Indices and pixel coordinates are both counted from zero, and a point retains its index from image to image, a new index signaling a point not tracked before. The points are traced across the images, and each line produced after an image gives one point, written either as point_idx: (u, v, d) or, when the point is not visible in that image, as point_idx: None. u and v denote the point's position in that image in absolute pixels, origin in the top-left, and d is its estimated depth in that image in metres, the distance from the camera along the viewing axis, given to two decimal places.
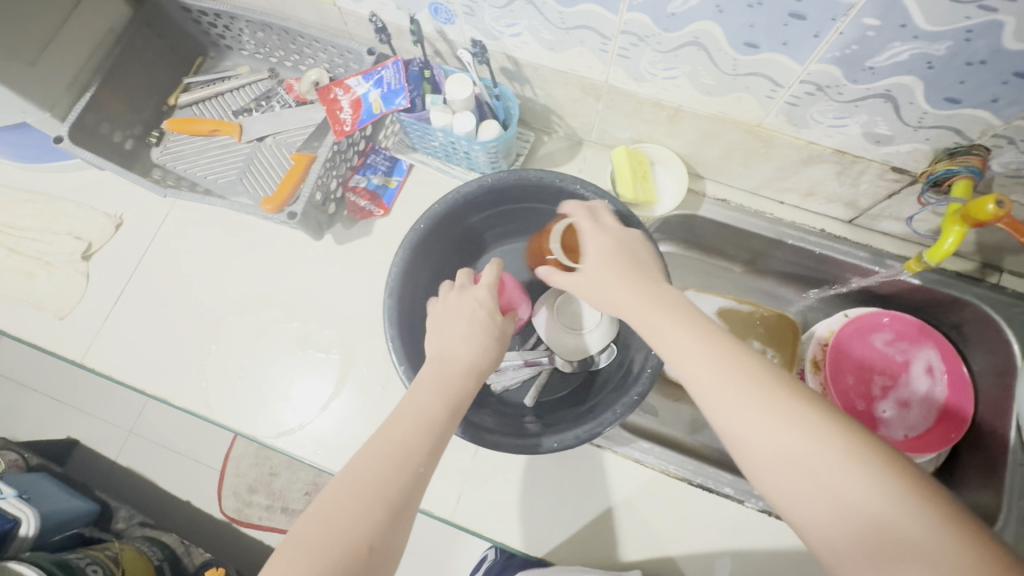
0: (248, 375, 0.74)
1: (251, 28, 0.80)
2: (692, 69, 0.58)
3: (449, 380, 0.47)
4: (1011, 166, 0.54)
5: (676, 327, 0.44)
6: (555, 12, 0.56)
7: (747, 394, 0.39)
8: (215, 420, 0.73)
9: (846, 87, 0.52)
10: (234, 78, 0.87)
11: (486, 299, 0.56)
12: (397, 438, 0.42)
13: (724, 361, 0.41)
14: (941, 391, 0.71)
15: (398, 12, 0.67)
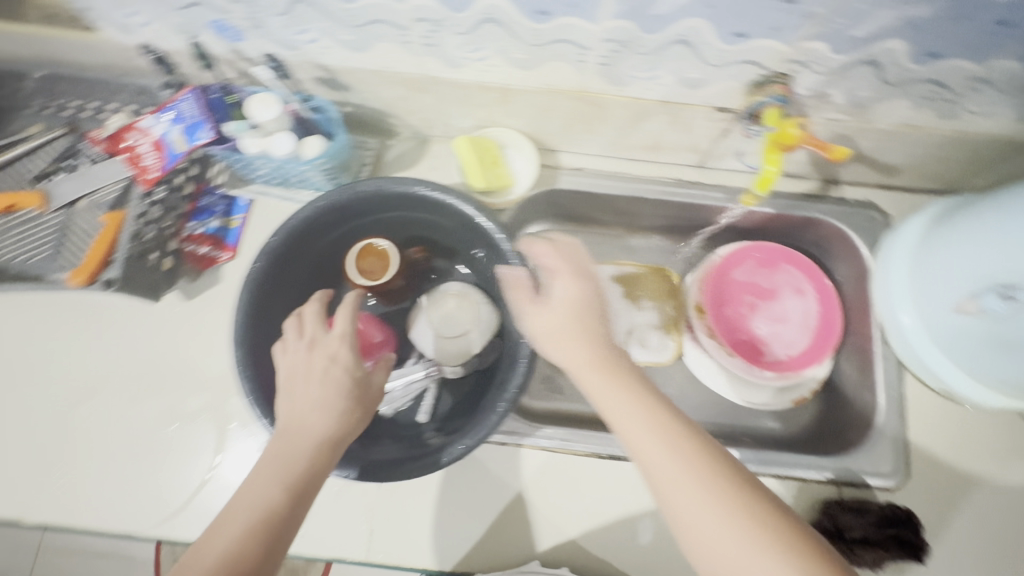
0: (111, 470, 0.65)
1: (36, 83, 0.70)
2: (497, 46, 0.57)
3: (294, 460, 0.47)
4: (809, 86, 0.57)
5: (608, 368, 0.48)
6: (343, 12, 0.54)
7: (657, 431, 0.44)
8: (81, 526, 0.64)
9: (644, 38, 0.53)
10: (25, 141, 0.70)
11: (341, 353, 0.53)
12: (247, 520, 0.43)
13: (640, 396, 0.46)
14: (812, 306, 0.73)
15: (185, 37, 0.61)
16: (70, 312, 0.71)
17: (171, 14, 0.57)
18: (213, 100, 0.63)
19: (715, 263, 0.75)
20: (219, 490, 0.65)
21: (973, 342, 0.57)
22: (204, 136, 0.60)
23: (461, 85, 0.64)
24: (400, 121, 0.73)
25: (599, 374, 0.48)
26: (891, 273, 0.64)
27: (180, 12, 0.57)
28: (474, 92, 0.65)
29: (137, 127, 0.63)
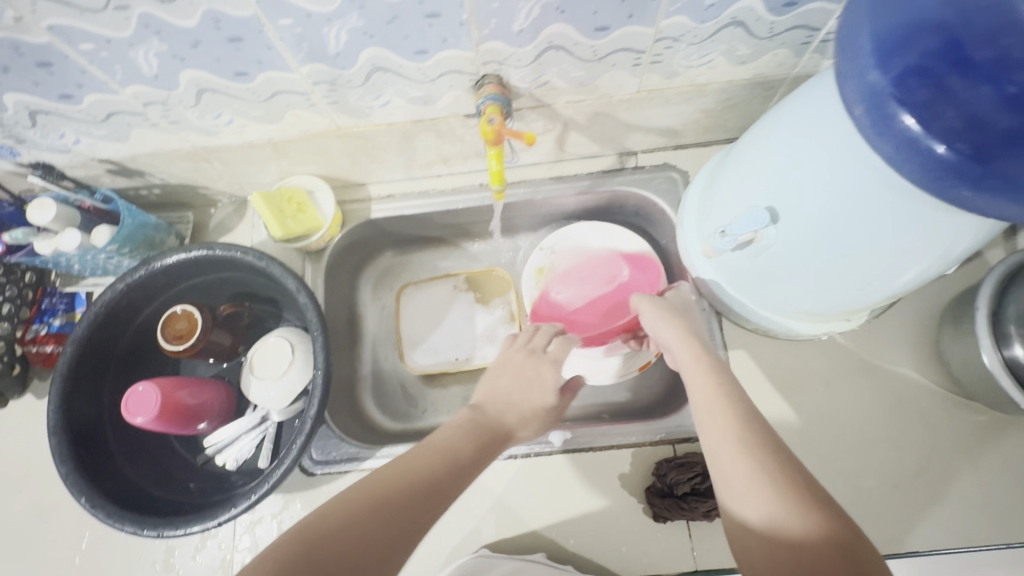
0: (109, 559, 0.68)
1: None
2: (394, 90, 0.59)
3: (450, 450, 0.50)
4: (691, 58, 0.59)
5: (702, 367, 0.54)
6: (245, 92, 0.57)
7: (734, 418, 0.47)
8: None
9: (519, 53, 0.55)
10: None
11: (549, 375, 0.62)
12: (372, 494, 0.44)
13: (723, 390, 0.50)
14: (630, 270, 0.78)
15: (111, 147, 0.65)
16: (46, 418, 0.74)
17: (94, 128, 0.61)
18: (4, 214, 0.66)
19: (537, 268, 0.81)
20: (211, 561, 0.67)
21: (748, 278, 0.62)
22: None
23: (375, 131, 0.67)
24: (331, 174, 0.77)
25: (695, 370, 0.54)
26: (684, 230, 0.72)
27: (101, 124, 0.60)
28: (387, 134, 0.68)
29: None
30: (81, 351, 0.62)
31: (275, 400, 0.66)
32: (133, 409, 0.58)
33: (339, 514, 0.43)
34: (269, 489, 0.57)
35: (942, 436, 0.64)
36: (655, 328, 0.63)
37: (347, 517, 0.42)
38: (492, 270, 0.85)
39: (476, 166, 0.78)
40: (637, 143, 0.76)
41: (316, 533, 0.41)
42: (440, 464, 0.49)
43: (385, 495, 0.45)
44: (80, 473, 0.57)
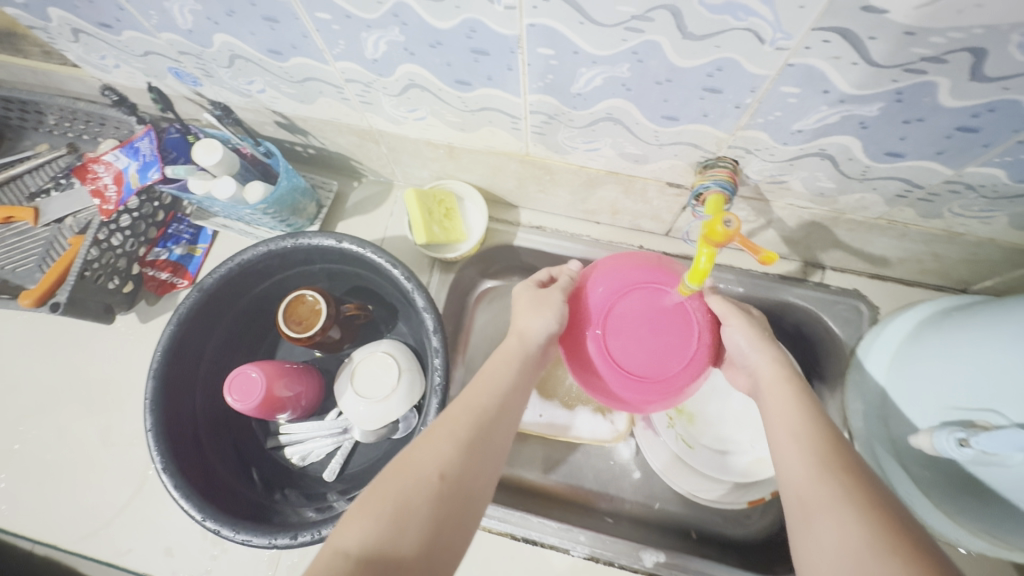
0: (156, 508, 0.65)
1: (62, 117, 0.76)
2: (613, 141, 0.52)
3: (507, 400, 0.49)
4: (971, 209, 0.49)
5: (792, 388, 0.48)
6: (455, 99, 0.51)
7: (795, 404, 0.47)
8: (110, 562, 0.64)
9: (777, 149, 0.47)
10: (32, 158, 0.80)
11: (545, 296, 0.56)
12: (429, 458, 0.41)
13: (802, 405, 0.46)
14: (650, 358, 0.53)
15: (293, 103, 0.61)
16: (138, 342, 0.72)
17: (285, 85, 0.57)
18: (168, 139, 0.64)
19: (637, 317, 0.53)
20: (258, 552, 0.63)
21: (941, 472, 0.52)
22: (153, 176, 0.61)
23: (562, 168, 0.60)
24: (488, 188, 0.71)
25: (781, 389, 0.49)
26: (866, 377, 0.61)
27: (293, 84, 0.56)
28: (572, 174, 0.61)
29: (99, 161, 0.64)
30: (203, 299, 0.59)
31: (364, 419, 0.62)
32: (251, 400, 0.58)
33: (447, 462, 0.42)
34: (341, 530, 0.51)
35: None
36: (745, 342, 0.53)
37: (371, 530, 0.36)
38: None
39: (642, 227, 0.71)
40: (832, 259, 0.67)
41: (392, 485, 0.39)
42: (462, 489, 0.41)
43: (426, 488, 0.39)
44: (164, 429, 0.55)
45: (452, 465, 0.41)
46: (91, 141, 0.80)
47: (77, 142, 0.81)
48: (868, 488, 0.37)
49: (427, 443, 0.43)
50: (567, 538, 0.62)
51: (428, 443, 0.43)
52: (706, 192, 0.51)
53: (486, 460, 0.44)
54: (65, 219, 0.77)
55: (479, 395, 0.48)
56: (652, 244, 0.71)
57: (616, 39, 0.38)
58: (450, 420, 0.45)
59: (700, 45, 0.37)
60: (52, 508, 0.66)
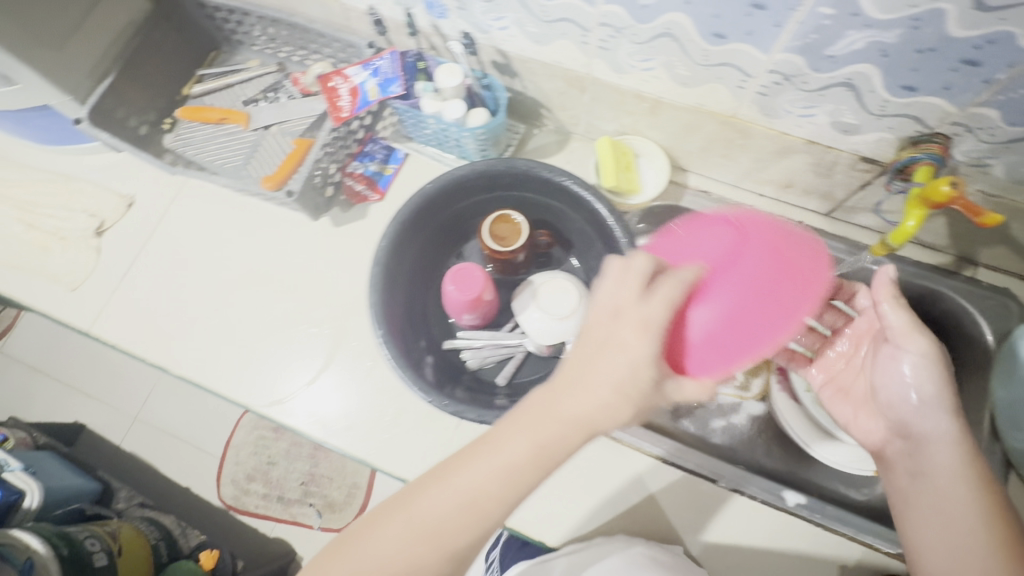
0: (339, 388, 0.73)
1: (286, 36, 0.85)
2: (833, 108, 0.58)
3: (548, 449, 0.43)
4: None
5: (975, 499, 0.50)
6: (700, 51, 0.58)
7: (977, 515, 0.49)
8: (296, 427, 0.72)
9: (1000, 129, 0.52)
10: (245, 71, 0.90)
11: (637, 344, 0.43)
12: (471, 488, 0.43)
13: (977, 506, 0.49)
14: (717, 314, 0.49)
15: (527, 43, 0.68)
16: (332, 244, 0.80)
17: (533, 24, 0.64)
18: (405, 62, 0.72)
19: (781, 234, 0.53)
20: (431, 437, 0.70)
21: None
22: (395, 91, 0.69)
23: (761, 132, 0.66)
24: (667, 149, 0.77)
25: (961, 496, 0.50)
26: (1020, 365, 0.64)
27: (542, 24, 0.63)
28: (768, 140, 0.67)
29: (340, 74, 0.72)
30: (423, 205, 0.67)
31: (543, 334, 0.69)
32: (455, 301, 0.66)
33: (435, 507, 0.43)
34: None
35: None
36: (918, 396, 0.57)
37: (442, 525, 0.43)
38: None
39: (805, 203, 0.76)
40: (989, 255, 0.71)
41: (397, 520, 0.44)
42: (520, 481, 0.43)
43: (480, 497, 0.43)
44: (384, 308, 0.63)
45: (432, 509, 0.43)
46: (300, 63, 0.89)
47: (286, 62, 0.91)
48: None
49: (509, 487, 0.42)
50: (714, 469, 0.67)
51: (478, 449, 0.44)
52: (914, 164, 0.57)
53: (499, 476, 0.43)
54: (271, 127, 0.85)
55: (520, 430, 0.43)
56: (811, 221, 0.77)
57: (905, 4, 0.44)
58: (510, 443, 0.43)
59: (986, 16, 0.43)
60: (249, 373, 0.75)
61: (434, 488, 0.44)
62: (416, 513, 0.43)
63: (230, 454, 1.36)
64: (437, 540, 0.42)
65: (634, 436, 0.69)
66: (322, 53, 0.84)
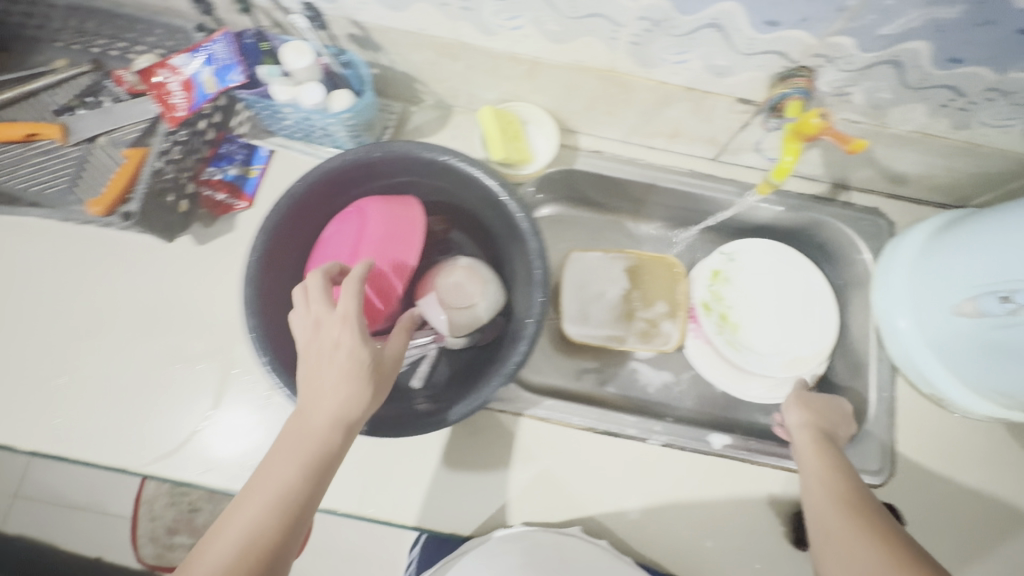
0: (237, 425, 0.65)
1: (92, 25, 0.71)
2: (704, 52, 0.57)
3: (293, 486, 0.43)
4: (998, 117, 0.58)
5: (828, 471, 0.57)
6: (566, 3, 0.54)
7: (829, 489, 0.55)
8: (190, 479, 0.63)
9: (855, 57, 0.54)
10: (50, 73, 0.74)
11: (344, 338, 0.47)
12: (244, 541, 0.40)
13: (836, 480, 0.56)
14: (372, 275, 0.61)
15: (381, 12, 0.61)
16: (199, 263, 0.70)
17: None
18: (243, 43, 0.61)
19: (397, 214, 0.64)
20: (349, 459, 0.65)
21: (968, 341, 0.61)
22: (235, 79, 0.59)
23: (641, 84, 0.64)
24: (554, 112, 0.74)
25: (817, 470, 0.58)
26: (892, 279, 0.71)
27: None
28: (649, 92, 0.65)
29: (166, 66, 0.61)
30: (291, 207, 0.59)
31: (451, 326, 0.65)
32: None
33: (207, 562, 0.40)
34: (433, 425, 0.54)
35: None
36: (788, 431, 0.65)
37: None
38: (665, 258, 0.83)
39: (693, 151, 0.76)
40: (859, 179, 0.76)
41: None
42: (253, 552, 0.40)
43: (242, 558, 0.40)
44: (265, 331, 0.55)
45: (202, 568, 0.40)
46: (121, 57, 0.75)
47: (102, 58, 0.76)
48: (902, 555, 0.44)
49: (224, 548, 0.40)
50: (643, 429, 0.67)
51: (226, 522, 0.42)
52: (785, 100, 0.58)
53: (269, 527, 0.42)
54: (95, 138, 0.71)
55: (258, 492, 0.43)
56: (701, 168, 0.78)
57: None
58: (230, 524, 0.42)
59: None
60: (122, 429, 0.64)
61: (196, 565, 0.40)
62: None
63: (144, 511, 1.08)
64: None
65: (561, 413, 0.68)
66: (146, 43, 0.71)
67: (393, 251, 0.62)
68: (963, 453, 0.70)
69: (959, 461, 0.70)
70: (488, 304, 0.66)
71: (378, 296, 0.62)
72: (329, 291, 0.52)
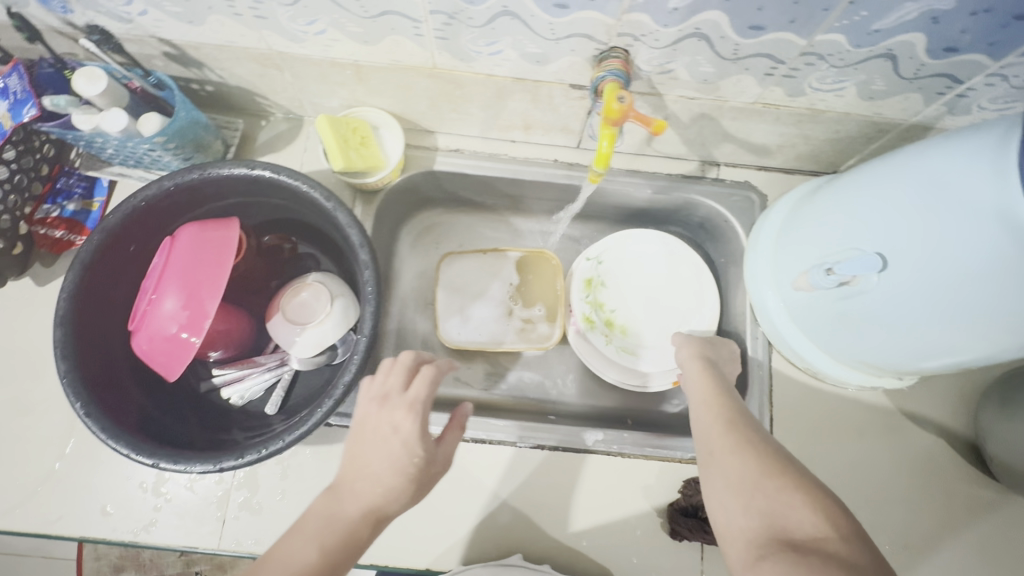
0: (89, 469, 0.63)
1: None
2: (513, 40, 0.54)
3: (338, 552, 0.43)
4: (826, 81, 0.56)
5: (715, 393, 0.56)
6: (353, 2, 0.51)
7: (716, 411, 0.53)
8: (41, 530, 0.61)
9: (659, 32, 0.51)
10: None
11: (403, 423, 0.49)
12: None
13: (721, 400, 0.54)
14: (168, 311, 0.54)
15: (180, 27, 0.58)
16: (44, 305, 0.68)
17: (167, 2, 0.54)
18: (40, 74, 0.59)
19: (209, 235, 0.56)
20: (207, 494, 0.63)
21: (824, 313, 0.59)
22: (28, 114, 0.57)
23: (470, 79, 0.62)
24: (403, 113, 0.71)
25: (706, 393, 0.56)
26: (757, 254, 0.69)
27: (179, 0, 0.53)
28: (481, 86, 0.63)
29: None
30: (106, 243, 0.56)
31: (299, 347, 0.62)
32: (186, 317, 0.54)
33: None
34: (270, 453, 0.52)
35: (952, 507, 0.66)
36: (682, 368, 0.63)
37: None
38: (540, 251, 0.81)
39: (554, 140, 0.74)
40: (724, 154, 0.73)
41: None
42: None
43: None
44: (81, 376, 0.52)
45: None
46: None
47: None
48: (795, 482, 0.44)
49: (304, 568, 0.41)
50: (511, 433, 0.66)
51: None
52: (603, 83, 0.55)
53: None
54: None
55: (300, 545, 0.43)
56: (565, 157, 0.75)
57: None
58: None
59: None
60: None
61: None
62: None
63: None
64: None
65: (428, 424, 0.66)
66: None
67: (195, 279, 0.55)
68: (846, 424, 0.69)
69: (841, 432, 0.69)
70: (337, 321, 0.63)
71: (174, 337, 0.54)
72: (150, 301, 0.54)
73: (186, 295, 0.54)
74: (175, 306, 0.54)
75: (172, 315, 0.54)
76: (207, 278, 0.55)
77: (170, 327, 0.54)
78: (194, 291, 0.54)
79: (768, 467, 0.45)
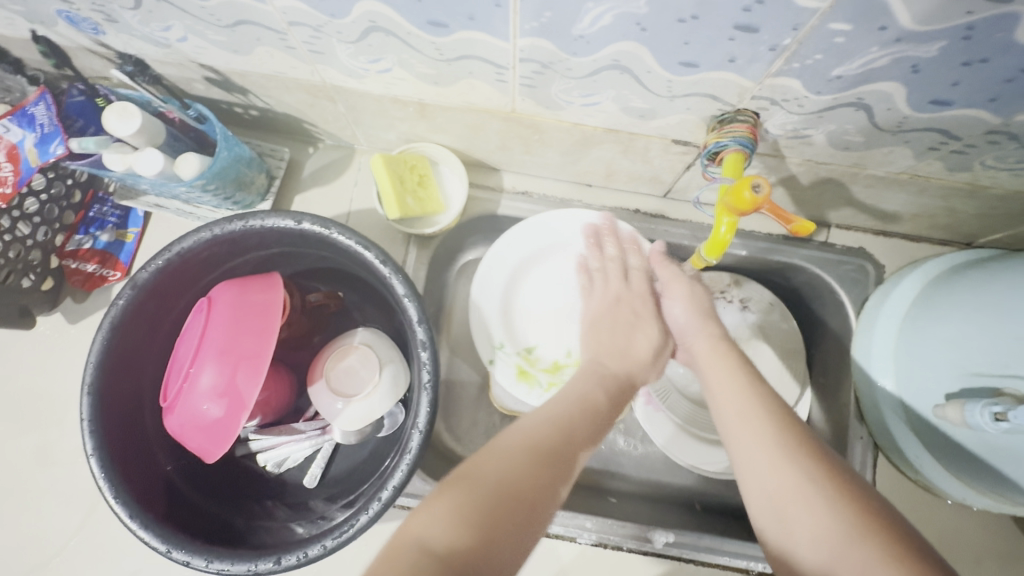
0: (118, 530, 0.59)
1: None
2: (616, 94, 0.45)
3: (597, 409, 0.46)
4: (1006, 160, 0.45)
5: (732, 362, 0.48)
6: (428, 45, 0.42)
7: (738, 380, 0.46)
8: None
9: (807, 99, 0.41)
10: None
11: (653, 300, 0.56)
12: (548, 431, 0.42)
13: (746, 376, 0.47)
14: (204, 391, 0.47)
15: (224, 56, 0.50)
16: (74, 346, 0.63)
17: (211, 31, 0.46)
18: (70, 103, 0.52)
19: (250, 301, 0.50)
20: None
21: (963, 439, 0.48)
22: (56, 151, 0.50)
23: (553, 126, 0.52)
24: (466, 149, 0.63)
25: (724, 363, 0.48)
26: (875, 344, 0.57)
27: (223, 30, 0.45)
28: (564, 133, 0.53)
29: None
30: (139, 298, 0.50)
31: (343, 419, 0.56)
32: (225, 401, 0.47)
33: (498, 466, 0.39)
34: (296, 562, 0.45)
35: None
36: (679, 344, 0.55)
37: (519, 465, 0.39)
38: None
39: (637, 188, 0.64)
40: (839, 216, 0.62)
41: (502, 446, 0.40)
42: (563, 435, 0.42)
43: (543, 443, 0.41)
44: (110, 452, 0.47)
45: (491, 464, 0.39)
46: None
47: None
48: (846, 492, 0.37)
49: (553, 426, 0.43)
50: (571, 526, 0.59)
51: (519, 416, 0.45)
52: (723, 151, 0.45)
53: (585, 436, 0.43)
54: None
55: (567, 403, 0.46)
56: (648, 207, 0.65)
57: None
58: (529, 424, 0.43)
59: None
60: None
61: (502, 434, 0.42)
62: (493, 460, 0.39)
63: None
64: (532, 492, 0.38)
65: None
66: None
67: (235, 351, 0.48)
68: (957, 541, 0.60)
69: (953, 551, 0.59)
70: (384, 393, 0.56)
71: (213, 421, 0.48)
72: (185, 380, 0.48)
73: (226, 370, 0.48)
74: (210, 389, 0.48)
75: (209, 395, 0.47)
76: (248, 352, 0.48)
77: (205, 409, 0.48)
78: (232, 367, 0.48)
79: (806, 480, 0.38)
